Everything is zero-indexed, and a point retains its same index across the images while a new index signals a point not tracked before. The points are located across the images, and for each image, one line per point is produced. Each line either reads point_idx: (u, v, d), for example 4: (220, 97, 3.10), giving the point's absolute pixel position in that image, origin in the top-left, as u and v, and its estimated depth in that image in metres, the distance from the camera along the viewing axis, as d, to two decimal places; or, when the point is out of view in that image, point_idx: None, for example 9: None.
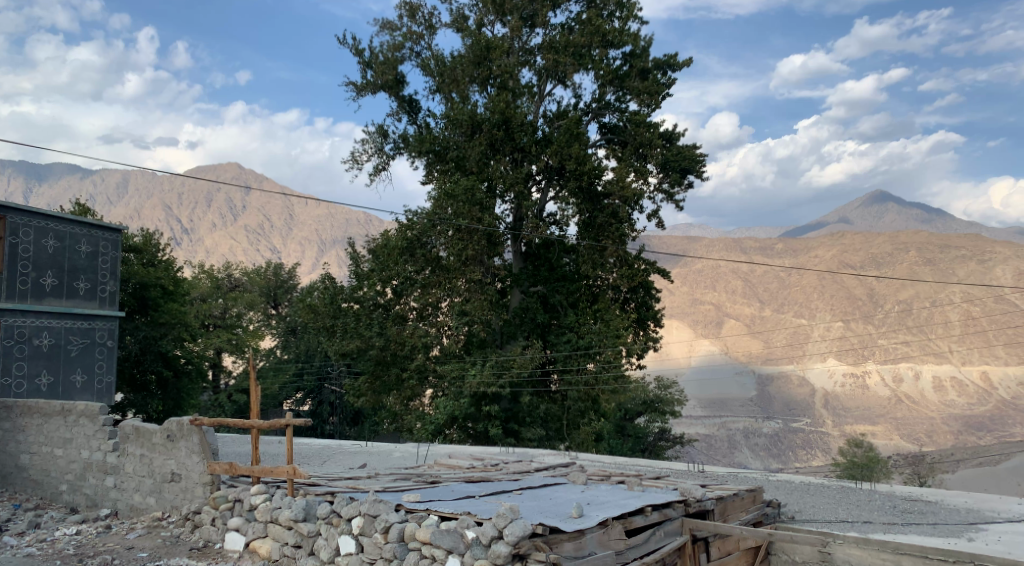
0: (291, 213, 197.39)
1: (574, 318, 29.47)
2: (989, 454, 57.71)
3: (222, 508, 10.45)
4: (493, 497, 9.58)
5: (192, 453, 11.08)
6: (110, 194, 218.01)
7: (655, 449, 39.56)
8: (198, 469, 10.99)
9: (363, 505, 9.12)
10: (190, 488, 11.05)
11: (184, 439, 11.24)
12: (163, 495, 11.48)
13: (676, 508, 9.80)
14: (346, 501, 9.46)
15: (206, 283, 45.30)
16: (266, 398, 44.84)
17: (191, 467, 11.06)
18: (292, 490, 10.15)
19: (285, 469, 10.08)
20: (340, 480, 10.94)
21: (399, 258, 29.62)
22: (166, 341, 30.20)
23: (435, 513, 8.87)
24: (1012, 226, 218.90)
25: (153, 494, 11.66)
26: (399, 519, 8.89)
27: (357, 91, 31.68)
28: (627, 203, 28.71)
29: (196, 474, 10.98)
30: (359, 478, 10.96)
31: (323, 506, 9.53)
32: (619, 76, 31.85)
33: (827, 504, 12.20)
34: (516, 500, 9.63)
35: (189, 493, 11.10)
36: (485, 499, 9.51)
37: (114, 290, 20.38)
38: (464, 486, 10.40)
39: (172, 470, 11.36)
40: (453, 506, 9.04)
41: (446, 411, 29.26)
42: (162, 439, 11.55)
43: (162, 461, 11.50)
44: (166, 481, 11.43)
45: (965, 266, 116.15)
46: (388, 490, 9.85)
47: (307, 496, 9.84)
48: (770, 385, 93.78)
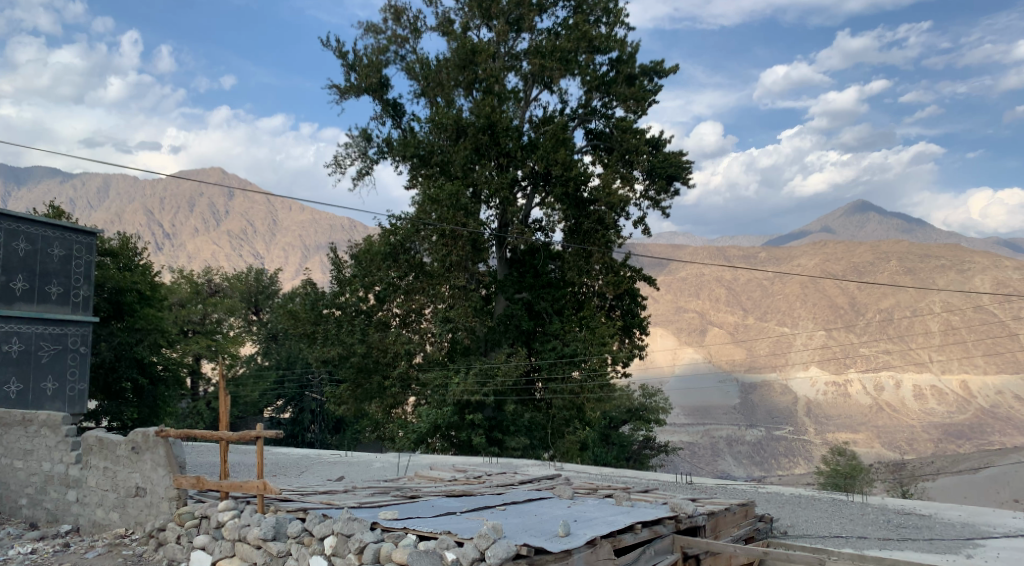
0: (275, 219, 196.20)
1: (559, 325, 29.14)
2: (968, 461, 57.85)
3: (188, 525, 9.95)
4: (474, 514, 9.17)
5: (157, 466, 10.58)
6: (90, 198, 215.74)
7: (639, 457, 39.23)
8: (164, 483, 10.49)
9: (336, 524, 8.64)
10: (155, 503, 10.54)
11: (150, 451, 10.74)
12: (127, 510, 10.98)
13: (667, 525, 9.39)
14: (318, 519, 9.01)
15: (186, 288, 44.59)
16: (246, 406, 44.17)
17: (157, 481, 10.56)
18: (261, 505, 9.64)
19: (254, 483, 9.58)
20: (313, 494, 10.47)
21: (382, 264, 29.29)
22: (142, 347, 29.49)
23: (413, 532, 8.43)
24: (990, 237, 221.18)
25: (116, 509, 11.16)
26: (375, 538, 8.43)
27: (340, 94, 31.24)
28: (613, 209, 28.43)
29: (162, 489, 10.49)
30: (335, 492, 10.48)
31: (294, 524, 9.05)
32: (605, 82, 31.65)
33: (820, 518, 11.87)
34: (498, 517, 9.21)
35: (153, 509, 10.61)
36: (465, 516, 9.09)
37: (88, 294, 19.80)
38: (444, 502, 9.96)
39: (136, 483, 10.86)
40: (431, 525, 8.61)
41: (428, 419, 28.86)
42: (126, 451, 11.06)
43: (126, 475, 11.00)
44: (130, 496, 10.93)
45: (945, 275, 117.00)
46: (364, 507, 9.39)
47: (277, 513, 9.34)
48: (753, 393, 93.74)
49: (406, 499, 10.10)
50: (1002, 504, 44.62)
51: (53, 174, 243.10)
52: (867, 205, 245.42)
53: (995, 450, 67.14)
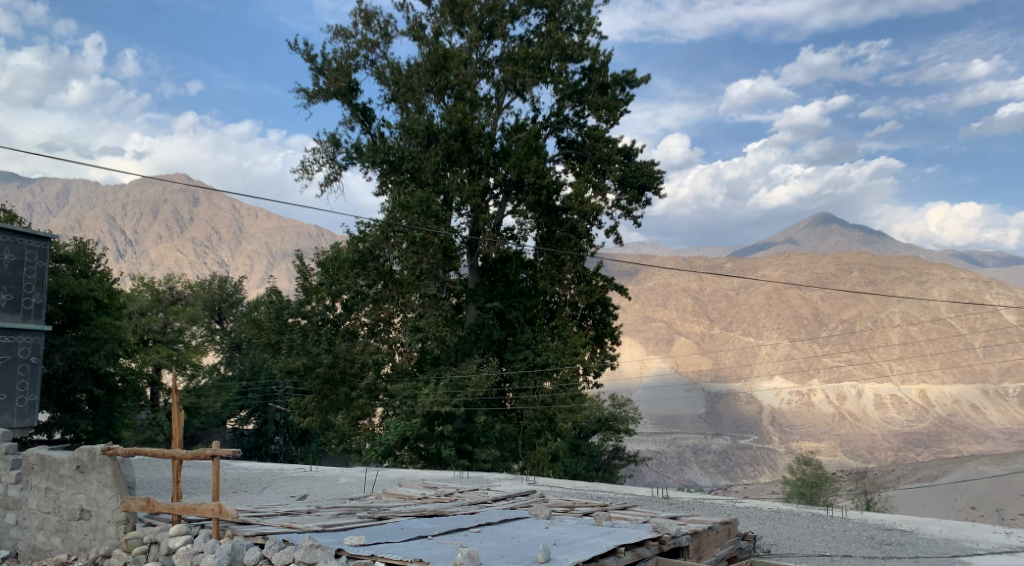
0: (241, 226, 193.61)
1: (531, 335, 28.70)
2: (927, 468, 58.52)
3: (135, 552, 9.27)
4: (448, 539, 8.66)
5: (104, 487, 9.95)
6: (49, 203, 211.01)
7: (608, 468, 38.87)
8: (111, 506, 9.85)
9: (297, 552, 8.08)
10: (101, 528, 9.90)
11: (96, 472, 10.11)
12: (70, 535, 10.30)
13: (650, 547, 8.92)
14: (278, 546, 8.43)
15: (146, 296, 43.41)
16: (208, 417, 43.11)
17: (103, 503, 9.93)
18: (217, 531, 9.03)
19: (209, 506, 9.00)
20: (274, 515, 9.90)
21: (349, 272, 28.57)
22: (98, 357, 28.40)
23: (380, 560, 7.90)
24: (948, 249, 225.66)
25: (58, 534, 10.48)
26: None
27: (308, 98, 30.61)
28: (585, 218, 28.09)
29: (108, 512, 9.86)
30: (298, 513, 9.92)
31: (252, 551, 8.46)
32: (577, 91, 31.43)
33: (802, 535, 11.56)
34: (473, 541, 8.72)
35: (99, 533, 9.95)
36: (438, 541, 8.59)
37: (40, 302, 18.90)
38: (415, 523, 9.46)
39: (80, 506, 10.20)
40: (401, 552, 8.08)
41: (396, 431, 28.14)
42: (70, 471, 10.39)
43: (70, 496, 10.33)
44: (73, 519, 10.26)
45: (905, 287, 118.87)
46: (329, 531, 8.83)
47: (233, 539, 8.74)
48: (719, 402, 94.12)
49: (374, 520, 9.57)
50: (960, 513, 45.10)
51: (12, 179, 237.69)
52: (830, 218, 249.06)
53: (952, 458, 68.08)
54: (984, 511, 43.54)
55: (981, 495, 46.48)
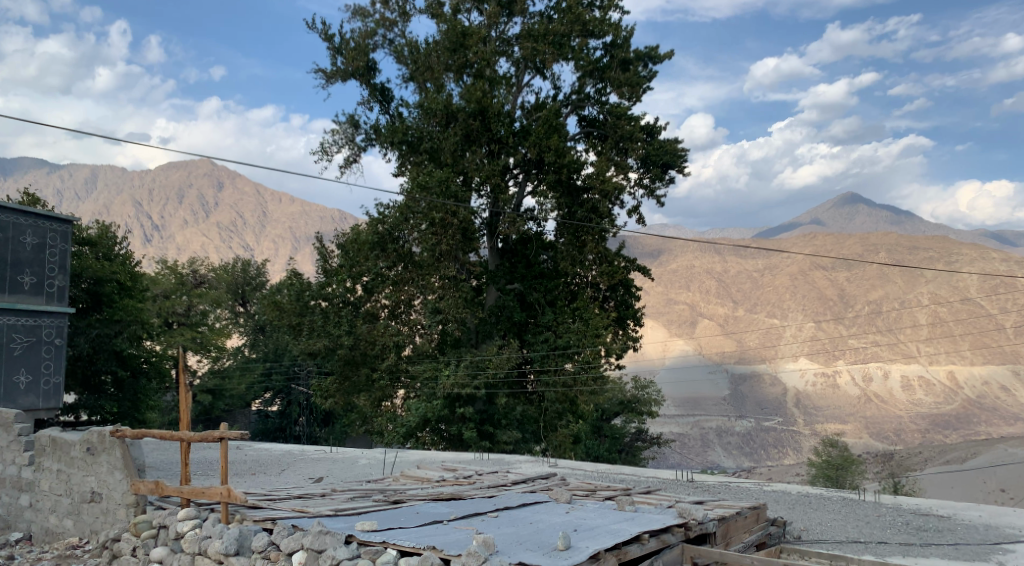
0: (265, 210, 194.80)
1: (552, 316, 28.33)
2: (955, 451, 57.50)
3: (144, 536, 9.14)
4: (463, 524, 8.43)
5: (114, 469, 9.82)
6: (77, 189, 213.61)
7: (631, 450, 38.56)
8: (121, 489, 9.73)
9: (306, 538, 7.87)
10: (111, 510, 9.79)
11: (106, 454, 10.00)
12: (81, 517, 10.23)
13: (675, 534, 8.61)
14: (286, 531, 8.21)
15: (171, 280, 43.60)
16: (232, 398, 43.42)
17: (113, 486, 9.81)
18: (225, 515, 8.85)
19: (218, 490, 8.82)
20: (286, 497, 9.69)
21: (370, 253, 28.37)
22: (121, 339, 28.55)
23: (392, 547, 7.68)
24: (977, 229, 221.69)
25: (70, 516, 10.39)
26: (349, 555, 7.67)
27: (327, 79, 30.35)
28: (607, 198, 27.59)
29: (118, 495, 9.74)
30: (311, 496, 9.71)
31: (260, 538, 8.27)
32: (599, 68, 30.92)
33: (834, 521, 11.17)
34: (490, 527, 8.45)
35: (109, 517, 9.84)
36: (454, 526, 8.35)
37: (63, 284, 18.89)
38: (431, 507, 9.22)
39: (91, 488, 10.10)
40: (413, 538, 7.84)
41: (418, 413, 27.98)
42: (81, 452, 10.28)
43: (81, 479, 10.24)
44: (84, 502, 10.17)
45: (933, 267, 116.84)
46: (341, 516, 8.61)
47: (241, 524, 8.55)
48: (743, 384, 93.43)
49: (389, 504, 9.34)
50: (989, 495, 44.24)
51: (41, 165, 240.90)
52: (857, 198, 245.24)
53: (980, 440, 66.91)
54: (1014, 494, 42.61)
55: (1011, 477, 45.64)
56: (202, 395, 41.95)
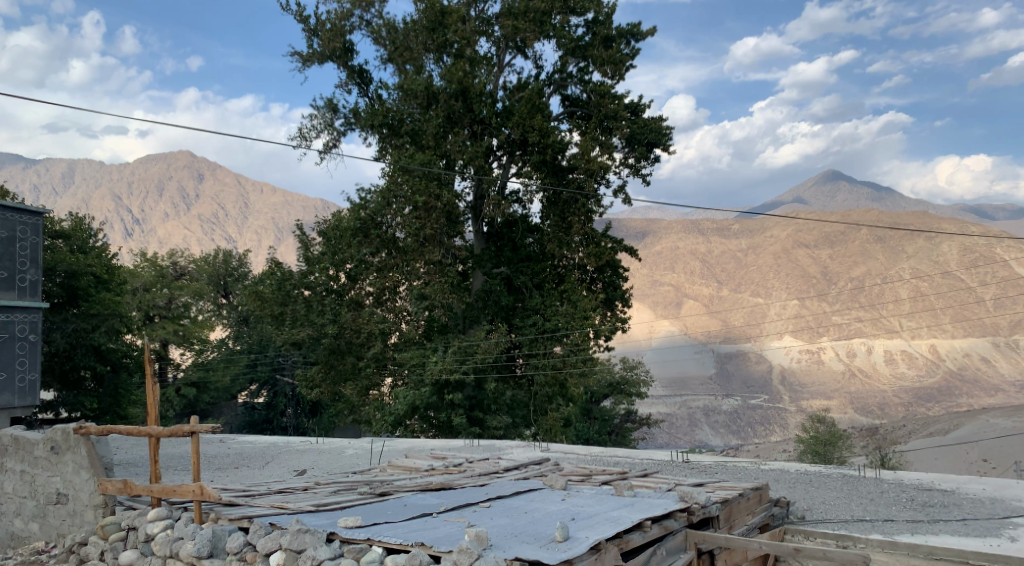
0: (246, 201, 192.91)
1: (540, 300, 27.89)
2: (938, 422, 57.81)
3: (112, 539, 8.69)
4: (453, 517, 8.03)
5: (80, 469, 9.39)
6: (55, 184, 210.61)
7: (621, 431, 38.28)
8: (87, 490, 9.30)
9: (284, 538, 7.46)
10: (78, 512, 9.34)
11: (71, 452, 9.57)
12: (48, 520, 9.75)
13: (678, 519, 8.26)
14: (264, 531, 7.78)
15: (150, 273, 42.78)
16: (217, 391, 42.80)
17: (79, 486, 9.37)
18: (198, 515, 8.42)
19: (191, 487, 8.39)
20: (263, 492, 9.24)
21: (353, 240, 27.80)
22: (99, 333, 27.90)
23: (377, 545, 7.25)
24: (957, 203, 223.00)
25: (36, 519, 9.91)
26: (331, 555, 7.25)
27: (303, 62, 29.64)
28: (592, 177, 27.09)
29: (85, 496, 9.29)
30: (291, 490, 9.28)
31: (235, 538, 7.84)
32: (581, 46, 30.44)
33: (838, 499, 10.90)
34: (480, 518, 8.06)
35: (76, 519, 9.39)
36: (443, 519, 7.95)
37: (35, 278, 18.15)
38: (420, 499, 8.82)
39: (57, 489, 9.63)
40: (399, 533, 7.43)
41: (405, 401, 27.43)
42: (46, 452, 9.82)
43: (46, 479, 9.77)
44: (50, 504, 9.71)
45: (914, 242, 117.38)
46: (322, 511, 8.17)
47: (215, 524, 8.12)
48: (730, 362, 93.65)
49: (376, 496, 8.91)
50: (972, 465, 44.47)
51: (16, 161, 237.39)
52: (838, 175, 245.88)
53: (963, 411, 67.46)
54: (998, 464, 42.82)
55: (994, 446, 45.90)
56: (186, 389, 41.29)
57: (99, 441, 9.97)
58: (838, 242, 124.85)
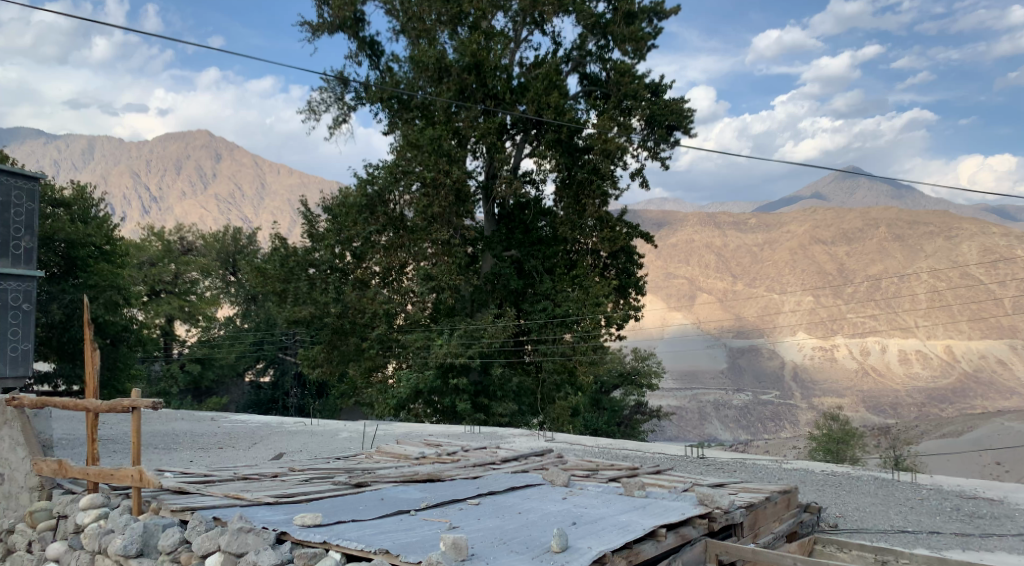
0: (263, 182, 192.79)
1: (550, 285, 26.91)
2: (952, 425, 56.27)
3: (42, 528, 8.08)
4: (432, 516, 7.08)
5: (16, 446, 8.75)
6: (75, 159, 211.44)
7: (631, 423, 37.32)
8: (24, 469, 8.67)
9: (225, 537, 6.57)
10: (13, 495, 8.69)
11: (7, 428, 8.90)
12: None
13: (696, 527, 7.31)
14: (203, 527, 6.90)
15: (157, 246, 42.03)
16: (222, 368, 42.31)
17: (15, 465, 8.72)
18: (135, 505, 7.57)
19: (128, 472, 7.51)
20: (215, 476, 8.36)
21: (358, 217, 26.90)
22: (97, 305, 27.39)
23: (335, 550, 6.33)
24: (978, 204, 219.17)
25: None
26: (277, 561, 6.35)
27: (313, 33, 28.71)
28: (608, 158, 25.89)
29: (21, 476, 8.67)
30: (253, 476, 8.36)
31: (169, 535, 6.98)
32: (602, 23, 29.23)
33: (873, 506, 10.15)
34: (461, 519, 7.09)
35: (12, 502, 8.72)
36: (420, 519, 6.99)
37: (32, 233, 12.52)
38: (399, 491, 7.90)
39: None
40: (362, 535, 6.50)
41: (409, 384, 26.47)
42: None
43: None
44: None
45: (933, 242, 115.53)
46: (282, 504, 7.28)
47: (149, 516, 7.27)
48: (741, 357, 92.45)
49: (351, 488, 7.99)
50: (984, 468, 43.50)
51: (38, 136, 238.64)
52: (858, 172, 242.20)
53: (978, 413, 65.97)
54: (1011, 468, 41.54)
55: (1008, 450, 44.56)
56: (190, 365, 40.76)
57: (41, 415, 9.24)
58: (855, 239, 122.74)
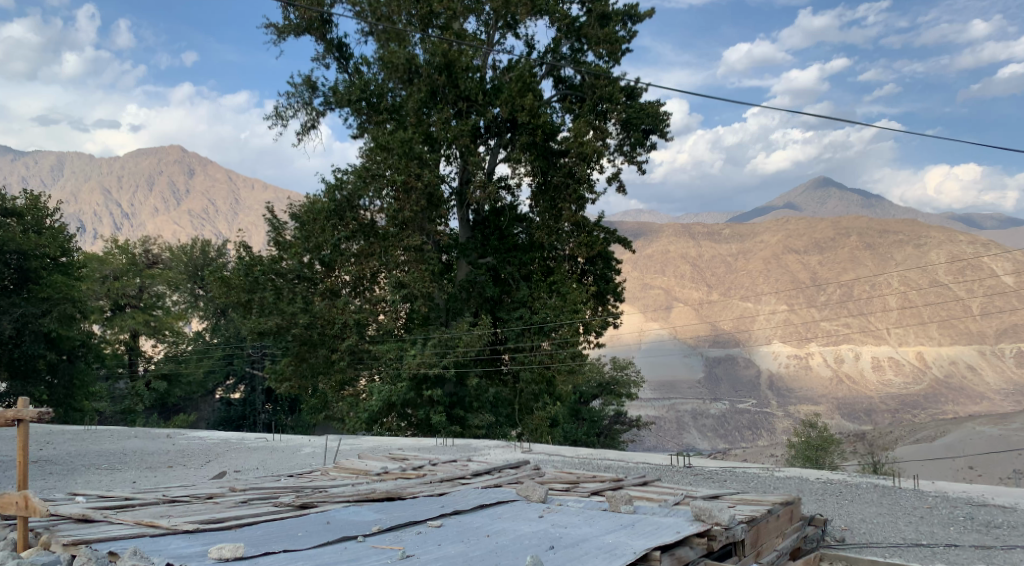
0: (237, 197, 190.61)
1: (527, 292, 26.08)
2: (925, 429, 56.15)
3: None
4: (379, 545, 6.14)
5: None
6: (43, 176, 207.95)
7: (610, 433, 36.50)
8: None
9: None
10: None
11: None
12: None
13: (694, 548, 6.49)
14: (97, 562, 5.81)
15: (121, 259, 40.42)
16: (189, 385, 40.91)
17: None
18: (23, 536, 6.48)
19: (12, 497, 6.41)
20: (128, 501, 7.33)
21: (326, 224, 25.80)
22: (49, 318, 26.06)
23: None
24: (946, 213, 222.24)
25: None
26: None
27: (278, 34, 27.78)
28: (585, 161, 25.23)
29: None
30: (176, 501, 7.37)
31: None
32: (576, 25, 28.57)
33: (881, 517, 9.50)
34: (414, 546, 6.17)
35: None
36: (365, 548, 6.07)
37: None
38: (347, 513, 6.98)
39: None
40: None
41: (381, 396, 25.41)
42: None
43: None
44: None
45: (903, 250, 116.67)
46: (202, 532, 6.37)
47: (31, 550, 6.15)
48: (718, 366, 92.08)
49: (294, 510, 7.11)
50: (958, 474, 43.14)
51: (7, 152, 235.05)
52: (828, 182, 244.83)
53: (951, 419, 66.01)
54: (985, 472, 41.25)
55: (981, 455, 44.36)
56: (156, 382, 39.31)
57: None
58: (828, 248, 123.41)
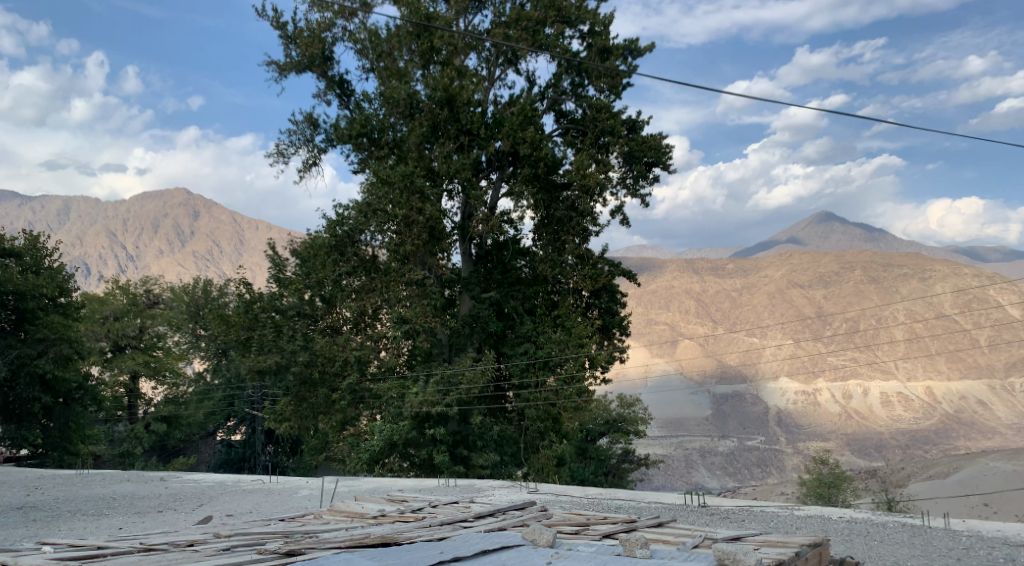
0: (242, 238, 191.32)
1: (531, 326, 25.59)
2: (937, 466, 55.04)
3: None
4: None
5: None
6: (49, 220, 209.35)
7: (618, 472, 35.73)
8: None
9: None
10: None
11: None
12: None
13: None
14: None
15: (121, 300, 40.14)
16: (190, 427, 40.25)
17: None
18: None
19: None
20: (100, 550, 6.82)
21: (327, 259, 25.48)
22: (45, 360, 25.66)
23: None
24: (949, 246, 221.98)
25: None
26: None
27: (279, 71, 27.75)
28: (588, 194, 24.95)
29: None
30: (152, 550, 6.86)
31: None
32: (577, 60, 28.53)
33: (914, 560, 8.94)
34: None
35: None
36: None
37: None
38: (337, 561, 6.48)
39: None
40: None
41: (382, 436, 24.82)
42: None
43: None
44: None
45: (908, 284, 116.20)
46: None
47: None
48: (725, 403, 90.92)
49: (278, 558, 6.62)
50: (974, 510, 42.12)
51: (13, 197, 237.15)
52: (830, 216, 245.25)
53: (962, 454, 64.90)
54: (1001, 509, 40.27)
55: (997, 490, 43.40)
56: (155, 424, 38.71)
57: None
58: (832, 282, 122.95)
